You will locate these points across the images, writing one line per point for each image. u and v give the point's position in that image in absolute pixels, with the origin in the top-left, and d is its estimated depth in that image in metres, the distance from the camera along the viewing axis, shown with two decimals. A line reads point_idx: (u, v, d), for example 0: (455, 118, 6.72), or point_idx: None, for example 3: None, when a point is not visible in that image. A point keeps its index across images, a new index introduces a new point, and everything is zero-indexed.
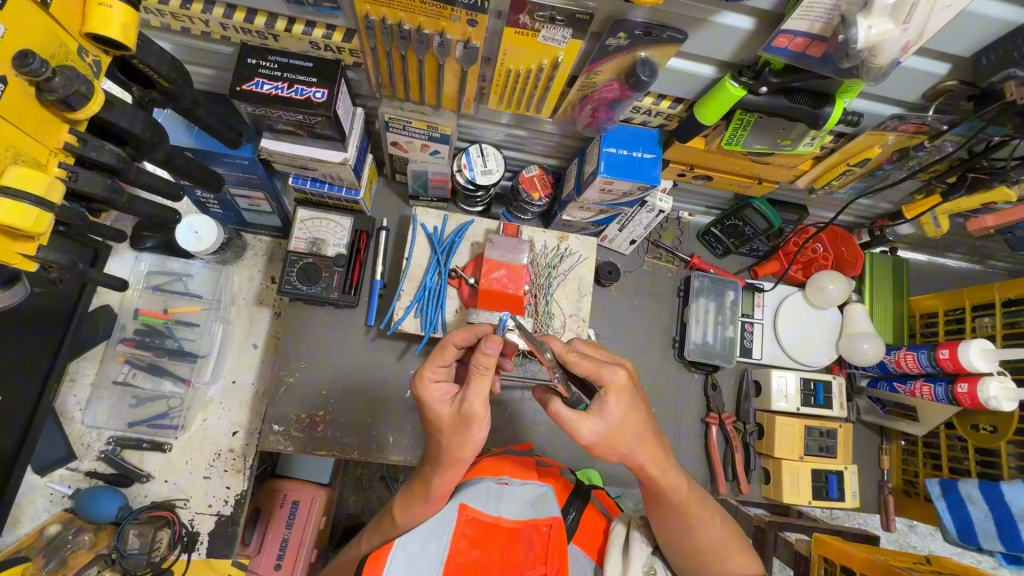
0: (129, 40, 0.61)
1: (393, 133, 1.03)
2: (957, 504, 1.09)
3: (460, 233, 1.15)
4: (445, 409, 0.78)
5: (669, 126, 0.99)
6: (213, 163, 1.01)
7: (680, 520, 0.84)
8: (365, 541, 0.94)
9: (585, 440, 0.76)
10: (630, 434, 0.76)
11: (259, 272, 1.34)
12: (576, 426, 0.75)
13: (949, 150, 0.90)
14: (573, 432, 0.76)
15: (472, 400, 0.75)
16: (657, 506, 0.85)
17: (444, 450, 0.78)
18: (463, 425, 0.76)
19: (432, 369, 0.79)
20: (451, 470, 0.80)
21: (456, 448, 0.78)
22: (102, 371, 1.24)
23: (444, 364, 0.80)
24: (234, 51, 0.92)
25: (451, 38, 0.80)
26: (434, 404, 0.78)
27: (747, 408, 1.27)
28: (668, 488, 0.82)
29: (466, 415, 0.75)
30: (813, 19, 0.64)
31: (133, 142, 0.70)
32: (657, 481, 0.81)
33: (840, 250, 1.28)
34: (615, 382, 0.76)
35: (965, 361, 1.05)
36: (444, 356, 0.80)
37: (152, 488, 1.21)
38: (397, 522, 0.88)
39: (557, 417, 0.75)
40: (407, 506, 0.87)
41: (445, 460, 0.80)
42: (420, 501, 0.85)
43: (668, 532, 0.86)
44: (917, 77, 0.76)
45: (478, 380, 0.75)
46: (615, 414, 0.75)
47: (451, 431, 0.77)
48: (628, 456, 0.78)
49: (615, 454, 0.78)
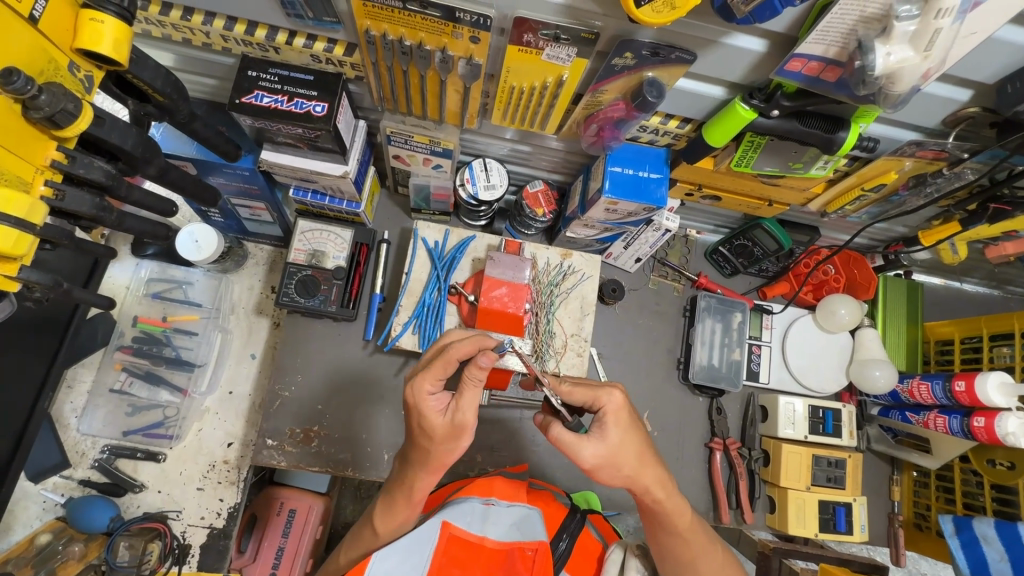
0: (121, 57, 0.60)
1: (395, 147, 1.01)
2: (970, 544, 1.05)
3: (461, 249, 1.13)
4: (438, 418, 0.73)
5: (677, 145, 0.96)
6: (213, 174, 1.00)
7: (682, 546, 0.81)
8: (344, 555, 0.90)
9: (586, 463, 0.73)
10: (631, 453, 0.74)
11: (259, 281, 1.32)
12: (576, 448, 0.72)
13: (969, 178, 0.87)
14: (574, 456, 0.73)
15: (467, 410, 0.72)
16: (661, 531, 0.81)
17: (432, 456, 0.75)
18: (455, 434, 0.73)
19: (430, 381, 0.73)
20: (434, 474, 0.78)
21: (445, 452, 0.75)
22: (99, 378, 1.24)
23: (443, 375, 0.74)
24: (235, 63, 0.91)
25: (453, 55, 0.78)
26: (430, 416, 0.73)
27: (753, 434, 1.24)
28: (674, 515, 0.79)
29: (459, 425, 0.72)
30: (827, 44, 0.62)
31: (125, 158, 0.69)
32: (659, 509, 0.78)
33: (852, 273, 1.24)
34: (612, 407, 0.73)
35: (982, 395, 1.01)
36: (444, 367, 0.73)
37: (144, 498, 1.20)
38: (377, 532, 0.83)
39: (558, 443, 0.73)
40: (388, 514, 0.82)
41: (430, 464, 0.77)
42: (400, 506, 0.81)
43: (667, 559, 0.83)
44: (938, 103, 0.73)
45: (471, 390, 0.71)
46: (614, 437, 0.73)
47: (442, 440, 0.74)
48: (628, 478, 0.75)
49: (618, 475, 0.75)
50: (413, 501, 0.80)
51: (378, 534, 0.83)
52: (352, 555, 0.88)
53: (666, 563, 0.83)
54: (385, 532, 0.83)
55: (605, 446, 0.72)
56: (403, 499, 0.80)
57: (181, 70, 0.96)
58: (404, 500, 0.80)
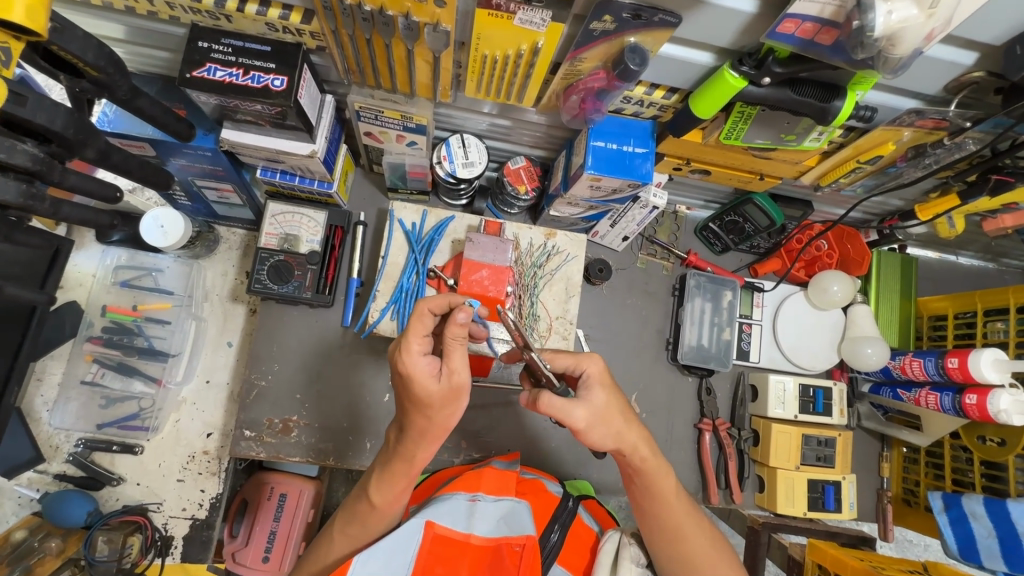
0: (37, 27, 0.54)
1: (365, 123, 0.95)
2: (959, 520, 1.05)
3: (439, 230, 1.08)
4: (434, 383, 0.68)
5: (663, 117, 0.91)
6: (173, 155, 0.95)
7: (667, 515, 0.78)
8: (336, 541, 0.83)
9: (576, 425, 0.69)
10: (618, 413, 0.72)
11: (233, 267, 1.28)
12: (566, 411, 0.69)
13: (970, 148, 0.82)
14: (565, 419, 0.69)
15: (462, 368, 0.70)
16: (643, 496, 0.78)
17: (433, 424, 0.71)
18: (453, 396, 0.69)
19: (416, 340, 0.69)
20: (435, 441, 0.74)
21: (445, 417, 0.71)
22: (70, 370, 1.19)
23: (425, 335, 0.70)
24: (186, 33, 0.83)
25: (419, 21, 0.72)
26: (422, 380, 0.68)
27: (743, 413, 1.22)
28: (660, 473, 0.76)
29: (456, 385, 0.69)
30: (823, 2, 0.56)
31: (57, 140, 0.63)
32: (648, 472, 0.76)
33: (846, 249, 1.21)
34: (593, 372, 0.74)
35: (975, 372, 0.98)
36: (424, 324, 0.69)
37: (123, 491, 1.18)
38: (373, 505, 0.78)
39: (552, 412, 0.68)
40: (384, 486, 0.77)
41: (430, 433, 0.72)
42: (399, 477, 0.76)
43: (656, 528, 0.79)
44: (940, 68, 0.68)
45: (462, 344, 0.70)
46: (599, 399, 0.71)
47: (443, 406, 0.69)
48: (618, 438, 0.72)
49: (610, 430, 0.71)
50: (412, 474, 0.77)
51: (375, 507, 0.78)
52: (348, 541, 0.82)
53: (655, 534, 0.80)
54: (383, 504, 0.78)
55: (593, 402, 0.71)
56: (400, 471, 0.76)
57: (131, 43, 0.89)
58: (403, 469, 0.76)
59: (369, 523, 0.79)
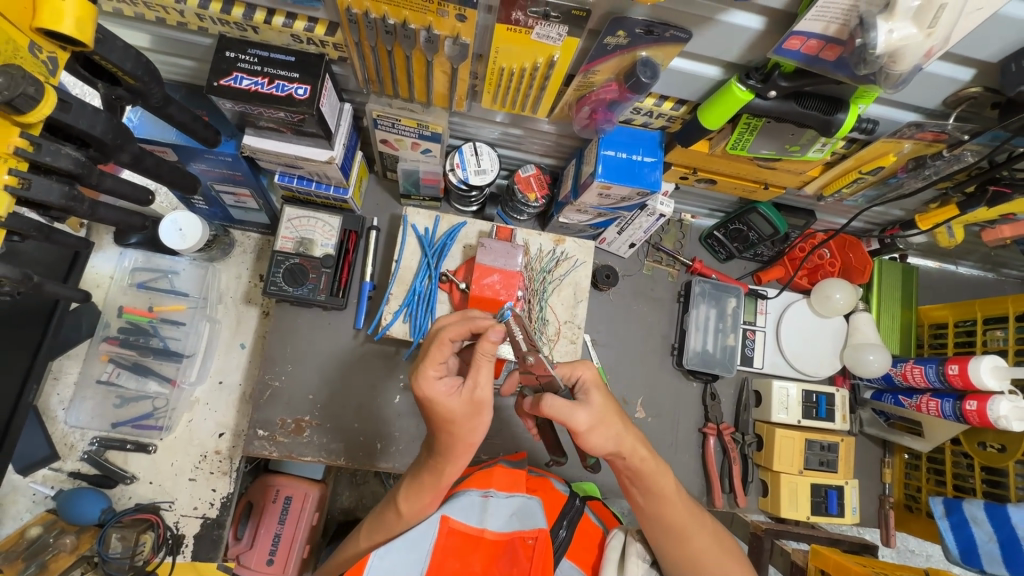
0: (84, 36, 0.57)
1: (382, 131, 0.98)
2: (960, 525, 1.06)
3: (451, 236, 1.10)
4: (453, 402, 0.71)
5: (671, 128, 0.94)
6: (195, 160, 0.98)
7: (668, 516, 0.79)
8: (363, 537, 0.88)
9: (578, 426, 0.72)
10: (615, 417, 0.75)
11: (247, 270, 1.30)
12: (569, 414, 0.72)
13: (969, 160, 0.85)
14: (567, 421, 0.72)
15: (485, 386, 0.72)
16: (647, 500, 0.79)
17: (458, 441, 0.74)
18: (475, 413, 0.72)
19: (433, 366, 0.71)
20: (462, 457, 0.76)
21: (470, 433, 0.74)
22: (86, 370, 1.21)
23: (443, 359, 0.73)
24: (213, 43, 0.87)
25: (439, 34, 0.75)
26: (442, 401, 0.71)
27: (746, 419, 1.24)
28: (658, 475, 0.78)
29: (478, 403, 0.72)
30: (827, 21, 0.59)
31: (95, 144, 0.67)
32: (646, 476, 0.77)
33: (848, 258, 1.23)
34: (588, 377, 0.78)
35: (975, 379, 1.00)
36: (441, 350, 0.72)
37: (135, 489, 1.20)
38: (399, 514, 0.80)
39: (554, 415, 0.71)
40: (412, 497, 0.79)
41: (458, 448, 0.75)
42: (426, 491, 0.78)
43: (660, 531, 0.80)
44: (939, 83, 0.71)
45: (486, 364, 0.72)
46: (597, 400, 0.75)
47: (464, 422, 0.72)
48: (618, 442, 0.74)
49: (607, 435, 0.74)
50: (441, 488, 0.78)
51: (402, 516, 0.81)
52: (373, 539, 0.85)
53: (661, 537, 0.81)
54: (410, 514, 0.79)
55: (593, 408, 0.74)
56: (429, 484, 0.78)
57: (158, 52, 0.92)
58: (431, 485, 0.78)
59: (395, 532, 0.81)
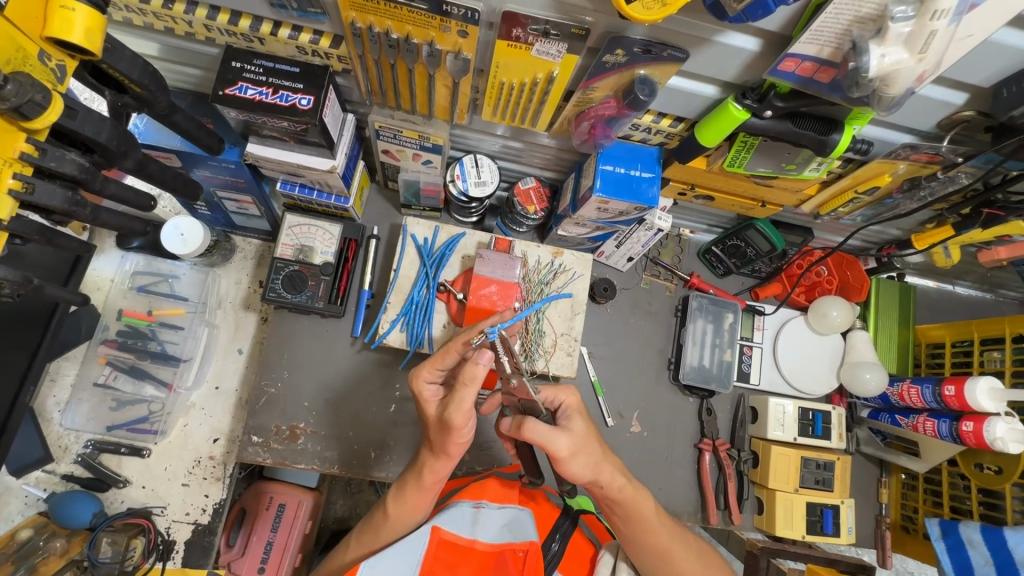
0: (93, 46, 0.59)
1: (383, 142, 0.99)
2: (956, 547, 1.06)
3: (450, 246, 1.11)
4: (433, 407, 0.80)
5: (669, 144, 0.95)
6: (198, 167, 0.99)
7: (652, 538, 0.79)
8: (352, 546, 0.87)
9: (559, 452, 0.71)
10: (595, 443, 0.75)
11: (247, 275, 1.31)
12: (551, 438, 0.70)
13: (963, 182, 0.86)
14: (548, 448, 0.71)
15: (454, 411, 0.72)
16: (629, 526, 0.79)
17: (433, 445, 0.78)
18: (445, 430, 0.75)
19: (426, 371, 0.80)
20: (441, 463, 0.79)
21: (443, 444, 0.76)
22: (83, 372, 1.22)
23: (440, 369, 0.80)
24: (219, 53, 0.88)
25: (442, 49, 0.76)
26: (427, 402, 0.80)
27: (742, 435, 1.23)
28: (636, 499, 0.78)
29: (446, 422, 0.73)
30: (821, 44, 0.60)
31: (99, 150, 0.67)
32: (624, 502, 0.77)
33: (845, 276, 1.24)
34: (570, 403, 0.79)
35: (971, 400, 1.00)
36: (441, 360, 0.79)
37: (128, 493, 1.19)
38: (386, 515, 0.82)
39: (534, 440, 0.69)
40: (398, 498, 0.82)
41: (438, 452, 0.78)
42: (410, 489, 0.81)
43: (645, 556, 0.79)
44: (933, 106, 0.72)
45: (461, 390, 0.71)
46: (578, 428, 0.74)
47: (438, 431, 0.77)
48: (595, 470, 0.74)
49: (585, 462, 0.73)
50: (425, 487, 0.81)
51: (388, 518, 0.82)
52: (362, 547, 0.85)
53: (642, 561, 0.80)
54: (396, 516, 0.82)
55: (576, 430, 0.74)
56: (413, 482, 0.81)
57: (165, 60, 0.93)
58: (415, 483, 0.81)
59: (382, 534, 0.83)
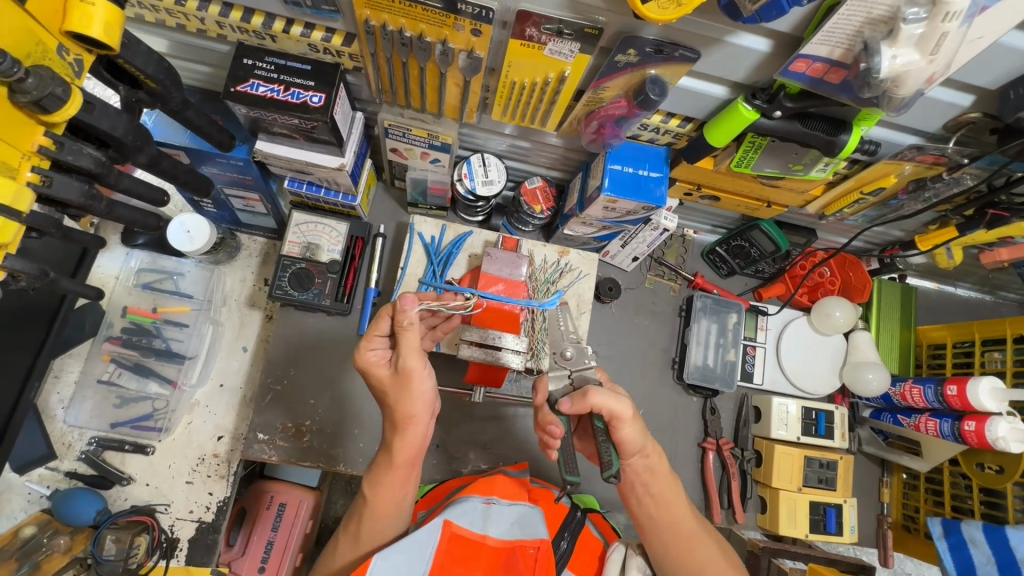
0: (111, 41, 0.59)
1: (392, 140, 1.00)
2: (958, 546, 1.06)
3: (457, 244, 1.12)
4: (384, 371, 0.79)
5: (677, 144, 0.95)
6: (207, 164, 0.99)
7: (677, 523, 0.81)
8: (339, 543, 0.84)
9: (623, 415, 0.76)
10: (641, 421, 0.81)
11: (252, 273, 1.31)
12: (618, 401, 0.76)
13: (968, 183, 0.87)
14: (615, 411, 0.76)
15: (408, 356, 0.77)
16: (657, 509, 0.81)
17: (395, 414, 0.79)
18: (404, 384, 0.77)
19: (367, 339, 0.79)
20: (408, 431, 0.79)
21: (407, 404, 0.78)
22: (87, 369, 1.21)
23: (382, 333, 0.80)
24: (230, 50, 0.89)
25: (454, 47, 0.77)
26: (375, 370, 0.79)
27: (745, 434, 1.24)
28: (670, 482, 0.82)
29: (404, 372, 0.77)
30: (833, 45, 0.61)
31: (115, 144, 0.68)
32: (658, 484, 0.81)
33: (847, 277, 1.24)
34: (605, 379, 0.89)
35: (973, 400, 1.01)
36: (379, 326, 0.78)
37: (132, 491, 1.19)
38: (365, 502, 0.80)
39: (601, 405, 0.75)
40: (374, 482, 0.80)
41: (399, 422, 0.79)
42: (382, 471, 0.80)
43: (668, 540, 0.81)
44: (940, 108, 0.73)
45: (405, 336, 0.76)
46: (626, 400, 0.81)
47: (395, 391, 0.78)
48: (643, 444, 0.79)
49: (638, 430, 0.78)
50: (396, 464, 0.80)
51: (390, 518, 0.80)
52: (348, 543, 0.82)
53: (664, 546, 0.81)
54: (388, 508, 0.79)
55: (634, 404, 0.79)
56: (385, 462, 0.80)
57: (174, 56, 0.93)
58: (384, 465, 0.80)
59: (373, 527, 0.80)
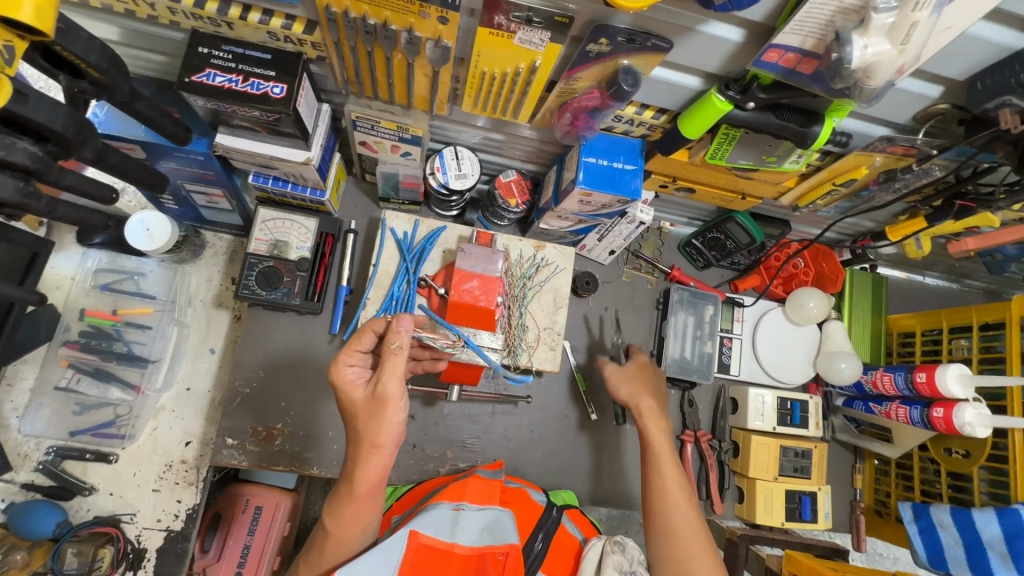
0: (45, 26, 0.54)
1: (361, 133, 0.96)
2: (928, 529, 1.09)
3: (431, 240, 1.09)
4: (358, 392, 0.75)
5: (652, 136, 0.94)
6: (163, 158, 0.94)
7: (655, 473, 0.87)
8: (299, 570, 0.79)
9: (610, 375, 1.03)
10: (639, 387, 1.00)
11: (218, 272, 1.26)
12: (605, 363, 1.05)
13: (937, 175, 0.88)
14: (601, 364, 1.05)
15: (387, 381, 0.73)
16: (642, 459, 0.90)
17: (361, 438, 0.74)
18: (377, 408, 0.73)
19: (347, 353, 0.77)
20: (371, 459, 0.74)
21: (374, 432, 0.73)
22: (42, 376, 1.15)
23: (362, 350, 0.78)
24: (185, 38, 0.84)
25: (421, 36, 0.74)
26: (347, 388, 0.76)
27: (723, 425, 1.25)
28: (652, 434, 0.91)
29: (380, 398, 0.73)
30: (804, 35, 0.61)
31: (55, 139, 0.64)
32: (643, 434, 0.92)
33: (820, 267, 1.26)
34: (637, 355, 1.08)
35: (941, 386, 1.03)
36: (362, 342, 0.77)
37: (95, 501, 1.14)
38: (327, 532, 0.76)
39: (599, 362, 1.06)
40: (334, 512, 0.76)
41: (362, 447, 0.74)
42: (342, 504, 0.76)
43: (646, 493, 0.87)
44: (911, 99, 0.74)
45: (390, 359, 0.73)
46: (633, 368, 1.04)
47: (366, 414, 0.74)
48: (633, 403, 0.98)
49: (627, 393, 1.00)
50: (356, 497, 0.75)
51: (345, 537, 0.76)
52: (310, 569, 0.77)
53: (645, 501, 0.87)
54: (339, 531, 0.76)
55: (623, 369, 1.04)
56: (345, 493, 0.75)
57: (127, 45, 0.88)
58: (347, 493, 0.75)
59: (327, 555, 0.76)
